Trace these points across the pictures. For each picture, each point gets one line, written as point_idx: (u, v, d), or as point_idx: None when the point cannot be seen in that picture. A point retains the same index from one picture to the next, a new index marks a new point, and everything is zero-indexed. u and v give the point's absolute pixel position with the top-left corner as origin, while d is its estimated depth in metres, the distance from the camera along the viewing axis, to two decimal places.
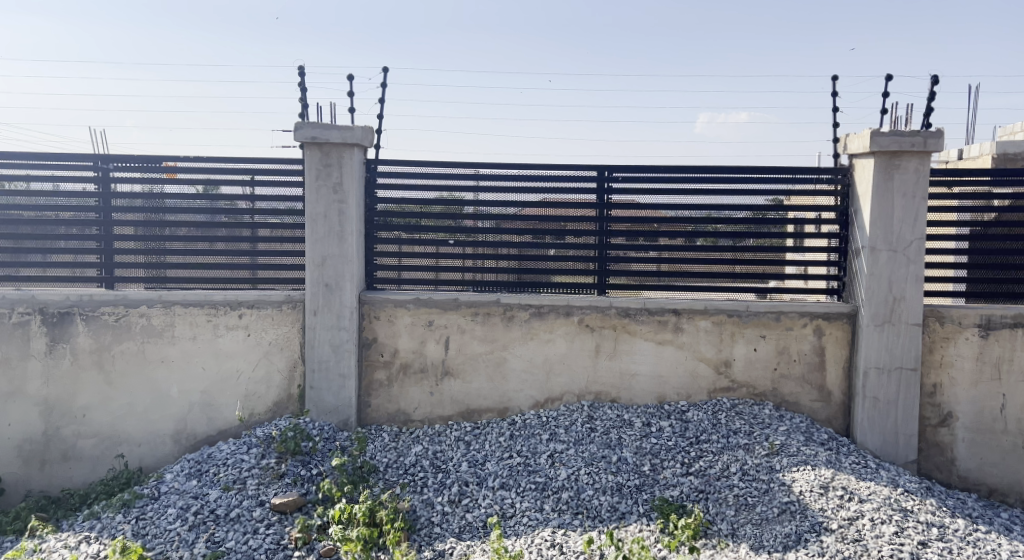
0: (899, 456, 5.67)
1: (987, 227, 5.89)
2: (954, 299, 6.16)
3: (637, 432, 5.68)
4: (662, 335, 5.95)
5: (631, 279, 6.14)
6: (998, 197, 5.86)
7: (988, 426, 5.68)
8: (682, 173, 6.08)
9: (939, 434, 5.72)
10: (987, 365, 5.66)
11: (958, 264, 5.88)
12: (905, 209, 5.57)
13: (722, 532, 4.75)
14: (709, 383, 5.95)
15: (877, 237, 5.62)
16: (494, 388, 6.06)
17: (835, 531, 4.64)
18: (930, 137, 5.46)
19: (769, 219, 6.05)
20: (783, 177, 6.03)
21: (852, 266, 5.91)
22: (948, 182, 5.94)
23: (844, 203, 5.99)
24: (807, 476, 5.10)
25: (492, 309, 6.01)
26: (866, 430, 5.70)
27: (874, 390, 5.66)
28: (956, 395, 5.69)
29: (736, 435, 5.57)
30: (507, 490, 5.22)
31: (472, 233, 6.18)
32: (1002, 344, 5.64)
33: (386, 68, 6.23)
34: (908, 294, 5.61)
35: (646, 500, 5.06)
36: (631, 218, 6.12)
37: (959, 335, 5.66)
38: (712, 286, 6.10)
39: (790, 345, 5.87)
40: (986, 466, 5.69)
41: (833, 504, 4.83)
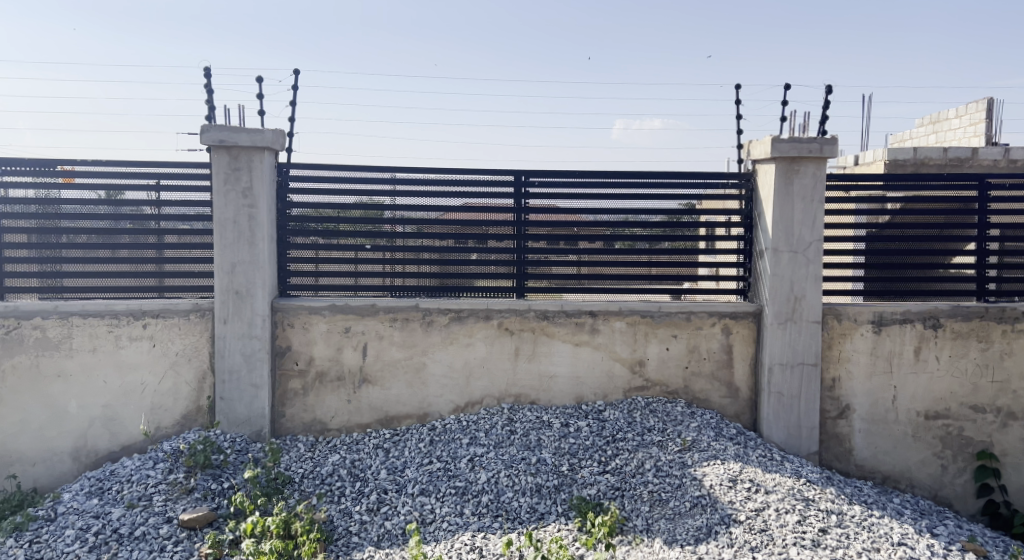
0: (801, 448, 5.93)
1: (882, 229, 6.21)
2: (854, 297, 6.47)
3: (555, 432, 5.76)
4: (579, 336, 6.05)
5: (552, 282, 6.21)
6: (891, 200, 6.20)
7: (882, 417, 6.00)
8: (596, 177, 6.21)
9: (838, 425, 6.01)
10: (880, 359, 5.98)
11: (856, 264, 6.19)
12: (803, 212, 5.84)
13: (637, 527, 4.87)
14: (624, 382, 6.09)
15: (778, 238, 5.87)
16: (413, 394, 6.04)
17: (743, 523, 4.81)
18: (825, 144, 5.73)
19: (684, 223, 6.24)
20: (693, 181, 6.23)
21: (757, 267, 6.16)
22: (846, 187, 6.25)
23: (748, 207, 6.24)
24: (717, 470, 5.28)
25: (411, 315, 6.00)
26: (771, 424, 5.94)
27: (779, 386, 5.91)
28: (853, 388, 6.00)
29: (650, 432, 5.72)
30: (426, 496, 5.21)
31: (392, 238, 6.17)
32: (894, 339, 5.97)
33: (297, 70, 6.14)
34: (808, 293, 5.88)
35: (565, 500, 5.14)
36: (550, 222, 6.21)
37: (855, 331, 5.97)
38: (630, 288, 6.23)
39: (700, 344, 6.07)
40: (880, 454, 6.02)
41: (741, 496, 5.02)
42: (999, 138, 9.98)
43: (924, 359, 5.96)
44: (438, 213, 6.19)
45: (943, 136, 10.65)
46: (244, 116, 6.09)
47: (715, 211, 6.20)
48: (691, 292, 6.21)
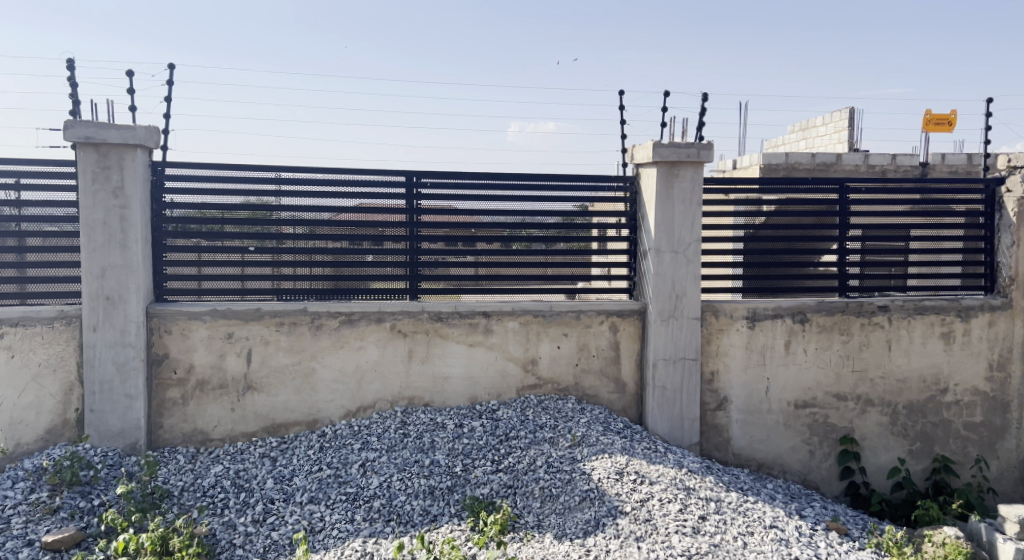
0: (684, 439, 6.18)
1: (758, 229, 6.50)
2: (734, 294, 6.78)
3: (449, 434, 5.77)
4: (473, 337, 6.08)
5: (450, 283, 6.19)
6: (767, 202, 6.52)
7: (757, 407, 6.32)
8: (485, 178, 6.25)
9: (717, 416, 6.29)
10: (754, 353, 6.30)
11: (736, 262, 6.47)
12: (683, 213, 6.08)
13: (528, 524, 4.94)
14: (517, 381, 6.16)
15: (660, 239, 6.08)
16: (302, 400, 5.91)
17: (629, 514, 4.96)
18: (702, 149, 5.98)
19: (577, 224, 6.34)
20: (582, 183, 6.37)
21: (641, 267, 6.35)
22: (726, 190, 6.52)
23: (633, 208, 6.43)
24: (604, 464, 5.42)
25: (299, 319, 5.86)
26: (656, 417, 6.15)
27: (663, 380, 6.13)
28: (730, 380, 6.29)
29: (542, 429, 5.81)
30: (315, 504, 5.12)
31: (284, 240, 6.01)
32: (766, 333, 6.29)
33: (172, 64, 5.88)
34: (688, 291, 6.13)
35: (457, 501, 5.15)
36: (446, 223, 6.20)
37: (732, 326, 6.26)
38: (524, 288, 6.30)
39: (590, 341, 6.22)
40: (755, 443, 6.34)
41: (627, 488, 5.17)
42: (860, 143, 10.64)
43: (794, 352, 6.32)
44: (330, 214, 6.07)
45: (811, 142, 11.39)
46: (114, 112, 5.78)
47: (606, 212, 6.34)
48: (585, 290, 6.34)
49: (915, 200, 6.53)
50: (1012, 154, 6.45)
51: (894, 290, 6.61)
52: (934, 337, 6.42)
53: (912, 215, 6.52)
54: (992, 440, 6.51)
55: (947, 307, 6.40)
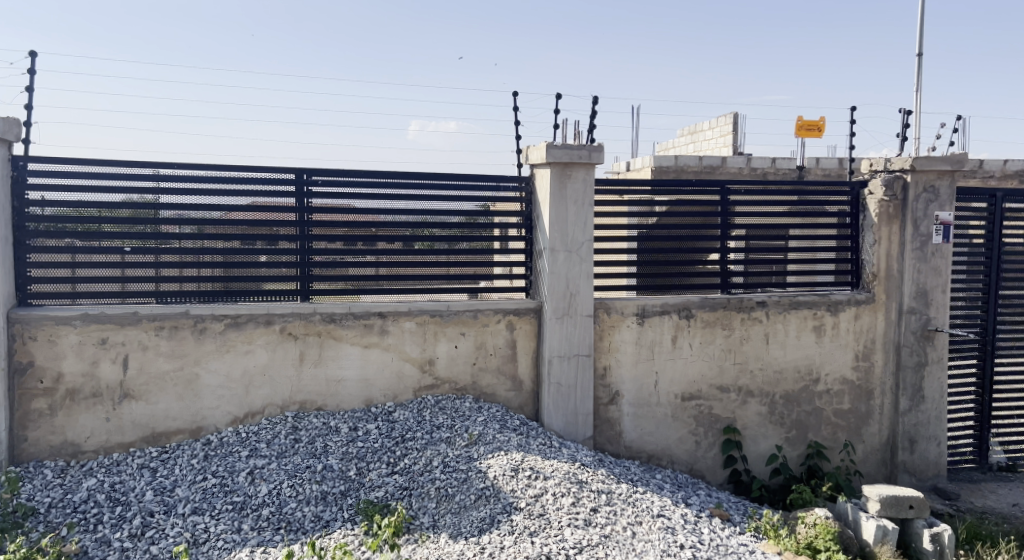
0: (578, 434, 6.29)
1: (652, 229, 6.66)
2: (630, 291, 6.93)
3: (342, 438, 5.67)
4: (367, 338, 5.99)
5: (349, 284, 6.06)
6: (659, 202, 6.69)
7: (646, 401, 6.51)
8: (380, 176, 6.12)
9: (609, 410, 6.44)
10: (644, 348, 6.48)
11: (631, 261, 6.63)
12: (577, 214, 6.19)
13: (423, 525, 4.92)
14: (414, 382, 6.11)
15: (555, 239, 6.17)
16: (185, 408, 5.68)
17: (523, 509, 5.00)
18: (593, 151, 6.11)
19: (480, 224, 6.33)
20: (482, 183, 6.35)
21: (536, 266, 6.41)
22: (621, 192, 6.66)
23: (528, 209, 6.47)
24: (500, 461, 5.44)
25: (180, 322, 5.63)
26: (551, 413, 6.23)
27: (558, 377, 6.21)
28: (621, 375, 6.45)
29: (439, 429, 5.79)
30: (199, 515, 4.92)
31: (169, 240, 5.74)
32: (655, 329, 6.49)
33: (34, 52, 5.54)
34: (582, 289, 6.25)
35: (351, 505, 5.07)
36: (346, 222, 6.05)
37: (623, 323, 6.42)
38: (425, 288, 6.20)
39: (487, 340, 6.24)
40: (645, 435, 6.52)
41: (522, 484, 5.21)
42: (743, 147, 11.10)
43: (681, 346, 6.54)
44: (220, 213, 5.84)
45: (700, 144, 11.94)
46: None
47: (508, 212, 6.37)
48: (488, 290, 6.37)
49: (794, 201, 6.87)
50: (874, 158, 6.95)
51: (773, 286, 6.93)
52: (808, 331, 6.78)
53: (791, 215, 6.86)
54: (859, 425, 6.93)
55: (818, 302, 6.77)
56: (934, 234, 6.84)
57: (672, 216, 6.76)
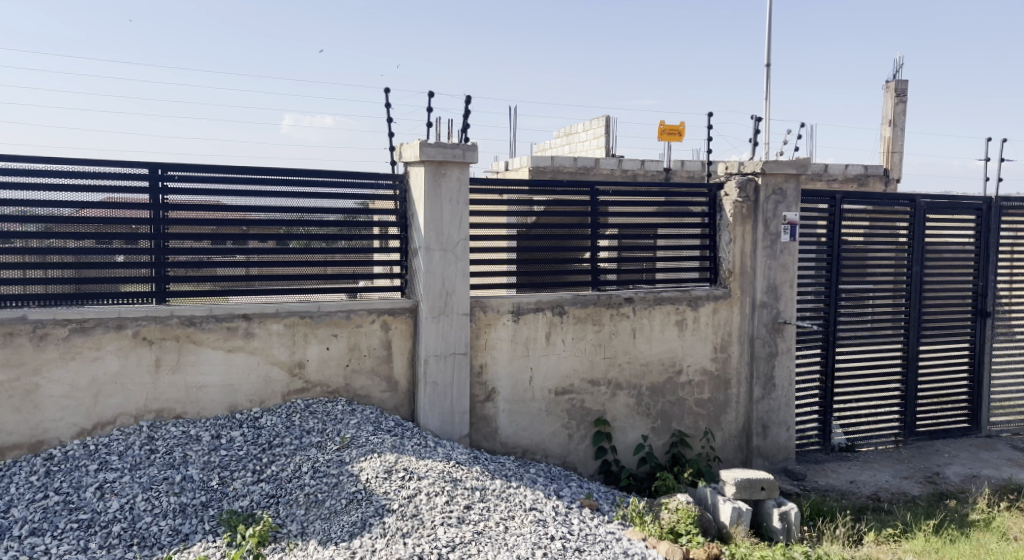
0: (454, 432, 6.29)
1: (530, 228, 6.74)
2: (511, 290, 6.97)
3: (204, 446, 5.44)
4: (232, 342, 5.78)
5: (217, 284, 5.81)
6: (538, 202, 6.75)
7: (521, 397, 6.61)
8: (243, 172, 5.88)
9: (485, 407, 6.50)
10: (518, 345, 6.58)
11: (510, 258, 6.70)
12: (451, 213, 6.19)
13: (291, 533, 4.80)
14: (282, 386, 5.95)
15: (430, 238, 6.13)
16: (22, 422, 5.32)
17: (396, 511, 4.97)
18: (467, 150, 6.13)
19: (360, 222, 6.22)
20: (357, 181, 6.23)
21: (411, 266, 6.36)
22: (499, 191, 6.70)
23: (403, 207, 6.38)
24: (373, 463, 5.38)
25: (16, 329, 5.26)
26: (427, 412, 6.21)
27: (434, 376, 6.20)
28: (496, 372, 6.52)
29: (309, 434, 5.66)
30: (38, 536, 4.61)
31: (9, 239, 5.33)
32: (529, 326, 6.60)
33: None
34: (457, 288, 6.25)
35: (212, 516, 4.88)
36: (213, 220, 5.81)
37: (498, 321, 6.49)
38: (300, 287, 6.05)
39: (361, 341, 6.14)
40: (520, 430, 6.63)
41: (395, 486, 5.18)
42: (614, 148, 11.50)
43: (554, 343, 6.69)
44: (69, 210, 5.48)
45: (575, 140, 12.33)
46: None
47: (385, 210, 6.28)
48: (367, 289, 6.28)
49: (661, 202, 7.17)
50: (729, 161, 7.37)
51: (642, 283, 7.21)
52: (671, 325, 7.09)
53: (658, 215, 7.15)
54: (717, 413, 7.31)
55: (681, 297, 7.09)
56: (781, 233, 7.29)
57: (550, 215, 6.84)
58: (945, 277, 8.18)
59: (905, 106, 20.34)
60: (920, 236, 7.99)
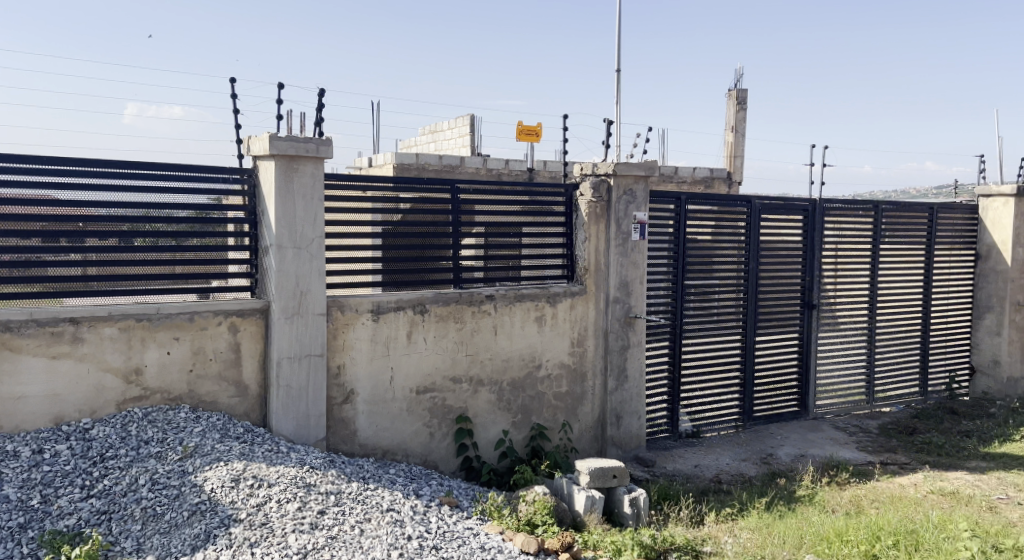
0: (310, 436, 6.10)
1: (397, 225, 6.58)
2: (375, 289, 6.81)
3: (23, 463, 5.01)
4: (56, 348, 5.34)
5: (50, 284, 5.38)
6: (404, 200, 6.62)
7: (381, 397, 6.51)
8: (68, 164, 5.45)
9: (343, 410, 6.35)
10: (378, 345, 6.47)
11: (377, 257, 6.54)
12: (305, 210, 6.00)
13: (124, 550, 4.52)
14: (116, 395, 5.56)
15: (282, 235, 5.92)
16: None
17: (243, 521, 4.76)
18: (320, 145, 5.95)
19: (215, 219, 5.93)
20: (204, 175, 5.94)
21: (263, 264, 6.09)
22: (362, 188, 6.52)
23: (252, 203, 6.09)
24: (219, 473, 5.13)
25: None
26: (280, 416, 5.99)
27: (287, 379, 5.98)
28: (355, 373, 6.38)
29: (147, 445, 5.33)
30: None
31: None
32: (389, 325, 6.50)
33: None
34: (312, 288, 6.07)
35: (32, 538, 4.52)
36: (48, 216, 5.38)
37: (356, 321, 6.36)
38: (147, 287, 5.70)
39: (205, 345, 5.83)
40: (381, 431, 6.52)
41: (243, 494, 4.96)
42: (479, 148, 12.10)
43: (415, 341, 6.62)
44: None
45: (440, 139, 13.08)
46: None
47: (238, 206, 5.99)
48: (221, 290, 5.99)
49: (525, 201, 7.25)
50: (584, 162, 7.55)
51: (511, 280, 7.24)
52: (531, 322, 7.19)
53: (522, 214, 7.23)
54: (574, 406, 7.49)
55: (540, 294, 7.21)
56: (632, 232, 7.57)
57: (416, 213, 6.73)
58: (778, 273, 8.77)
59: (745, 114, 21.66)
60: (756, 235, 8.53)
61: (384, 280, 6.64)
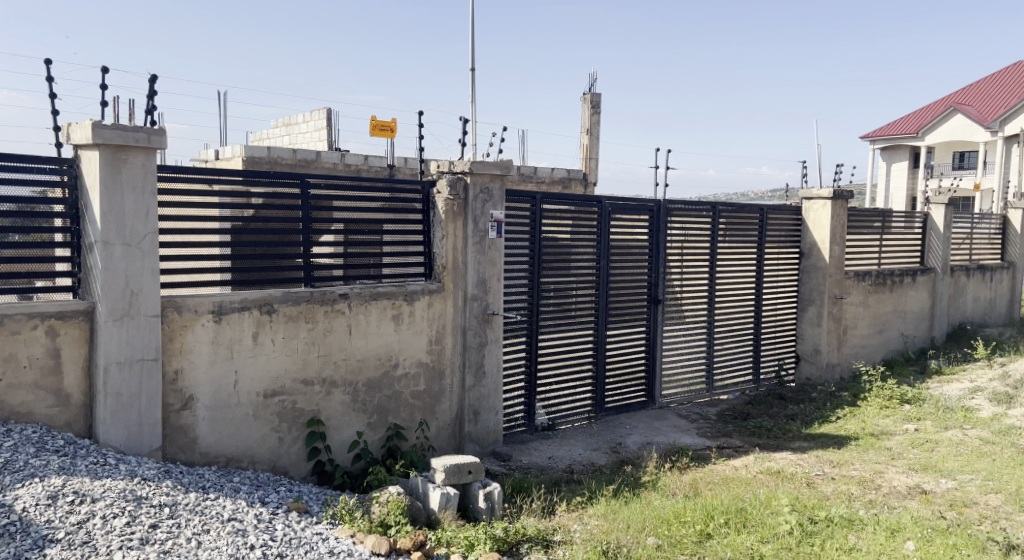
0: (143, 446, 5.68)
1: (247, 221, 6.25)
2: (221, 288, 6.45)
3: None
4: None
5: None
6: (255, 195, 6.28)
7: (224, 402, 6.16)
8: None
9: (181, 417, 5.96)
10: (221, 347, 6.12)
11: (224, 254, 6.18)
12: (135, 204, 5.58)
13: None
14: None
15: (109, 230, 5.48)
16: None
17: (60, 541, 4.35)
18: (153, 133, 5.56)
19: (39, 213, 5.41)
20: (22, 165, 5.41)
21: (87, 262, 5.60)
22: (209, 180, 6.13)
23: (74, 195, 5.59)
24: (32, 490, 4.67)
25: None
26: (107, 426, 5.54)
27: (115, 386, 5.54)
28: (195, 377, 6.01)
29: None
30: None
31: None
32: (233, 326, 6.17)
33: None
34: (144, 288, 5.66)
35: None
36: None
37: (195, 322, 5.98)
38: None
39: (18, 351, 5.30)
40: (223, 438, 6.16)
41: (61, 512, 4.54)
42: (336, 142, 13.07)
43: (261, 343, 6.31)
44: None
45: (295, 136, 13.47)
46: None
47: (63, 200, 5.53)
48: (46, 290, 5.50)
49: (387, 198, 7.11)
50: (440, 160, 7.49)
51: (370, 280, 7.06)
52: (387, 320, 7.03)
53: (383, 210, 7.08)
54: (432, 405, 7.40)
55: (395, 292, 7.07)
56: (489, 230, 7.59)
57: (267, 208, 6.42)
58: (627, 270, 9.07)
59: (598, 118, 22.32)
60: (606, 234, 8.78)
61: (231, 279, 6.30)
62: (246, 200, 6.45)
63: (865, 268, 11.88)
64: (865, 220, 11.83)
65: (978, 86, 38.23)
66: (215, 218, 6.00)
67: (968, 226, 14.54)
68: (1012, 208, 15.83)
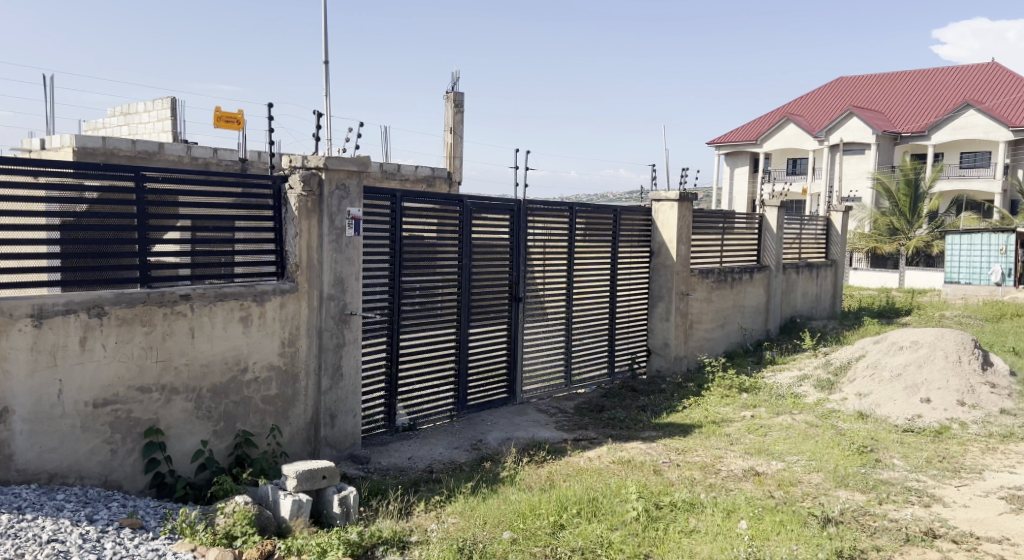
0: None
1: (81, 218, 5.84)
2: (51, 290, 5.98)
3: None
4: None
5: None
6: (90, 190, 5.87)
7: (45, 414, 5.71)
8: None
9: None
10: (42, 354, 5.68)
11: (54, 254, 5.74)
12: None
13: None
14: None
15: None
16: None
17: None
18: None
19: None
20: None
21: None
22: (36, 174, 5.67)
23: None
24: None
25: None
26: None
27: None
28: (11, 388, 5.54)
29: None
30: None
31: None
32: (55, 331, 5.74)
33: None
34: None
35: None
36: None
37: (11, 327, 5.53)
38: None
39: None
40: (45, 453, 5.71)
41: None
42: (179, 133, 12.63)
43: (89, 349, 5.90)
44: None
45: (133, 127, 12.88)
46: None
47: None
48: None
49: (238, 192, 6.83)
50: (293, 155, 7.27)
51: (220, 279, 6.78)
52: (234, 322, 6.75)
53: (233, 207, 6.80)
54: (285, 409, 7.17)
55: (243, 293, 6.80)
56: (346, 228, 7.43)
57: (103, 204, 6.01)
58: (488, 268, 9.16)
59: (462, 117, 22.40)
60: (468, 233, 8.83)
61: (62, 280, 5.86)
62: (79, 195, 6.01)
63: (708, 265, 12.60)
64: (708, 221, 12.56)
65: (807, 97, 41.39)
66: (38, 212, 5.54)
67: (797, 227, 15.74)
68: (834, 212, 17.26)
